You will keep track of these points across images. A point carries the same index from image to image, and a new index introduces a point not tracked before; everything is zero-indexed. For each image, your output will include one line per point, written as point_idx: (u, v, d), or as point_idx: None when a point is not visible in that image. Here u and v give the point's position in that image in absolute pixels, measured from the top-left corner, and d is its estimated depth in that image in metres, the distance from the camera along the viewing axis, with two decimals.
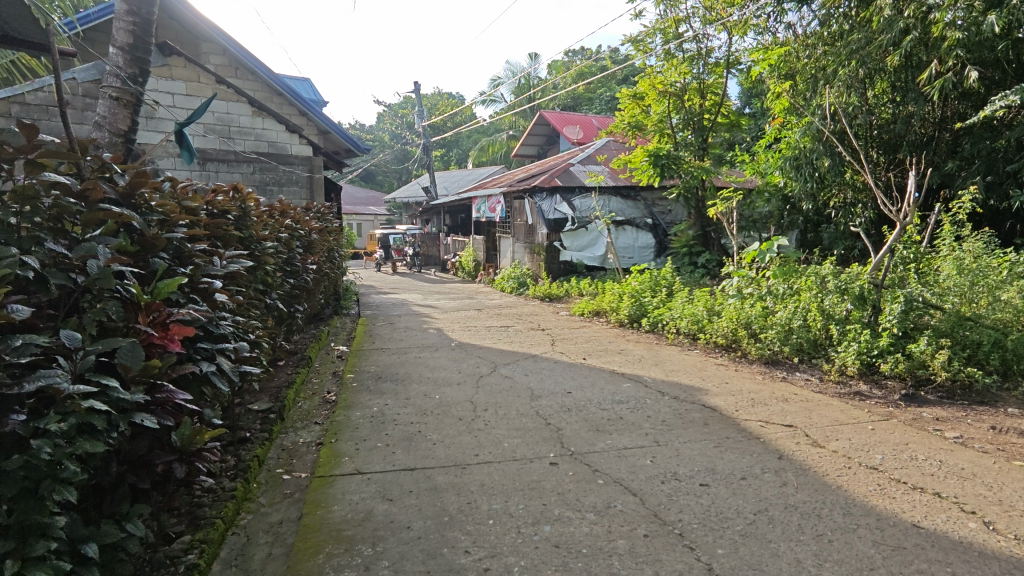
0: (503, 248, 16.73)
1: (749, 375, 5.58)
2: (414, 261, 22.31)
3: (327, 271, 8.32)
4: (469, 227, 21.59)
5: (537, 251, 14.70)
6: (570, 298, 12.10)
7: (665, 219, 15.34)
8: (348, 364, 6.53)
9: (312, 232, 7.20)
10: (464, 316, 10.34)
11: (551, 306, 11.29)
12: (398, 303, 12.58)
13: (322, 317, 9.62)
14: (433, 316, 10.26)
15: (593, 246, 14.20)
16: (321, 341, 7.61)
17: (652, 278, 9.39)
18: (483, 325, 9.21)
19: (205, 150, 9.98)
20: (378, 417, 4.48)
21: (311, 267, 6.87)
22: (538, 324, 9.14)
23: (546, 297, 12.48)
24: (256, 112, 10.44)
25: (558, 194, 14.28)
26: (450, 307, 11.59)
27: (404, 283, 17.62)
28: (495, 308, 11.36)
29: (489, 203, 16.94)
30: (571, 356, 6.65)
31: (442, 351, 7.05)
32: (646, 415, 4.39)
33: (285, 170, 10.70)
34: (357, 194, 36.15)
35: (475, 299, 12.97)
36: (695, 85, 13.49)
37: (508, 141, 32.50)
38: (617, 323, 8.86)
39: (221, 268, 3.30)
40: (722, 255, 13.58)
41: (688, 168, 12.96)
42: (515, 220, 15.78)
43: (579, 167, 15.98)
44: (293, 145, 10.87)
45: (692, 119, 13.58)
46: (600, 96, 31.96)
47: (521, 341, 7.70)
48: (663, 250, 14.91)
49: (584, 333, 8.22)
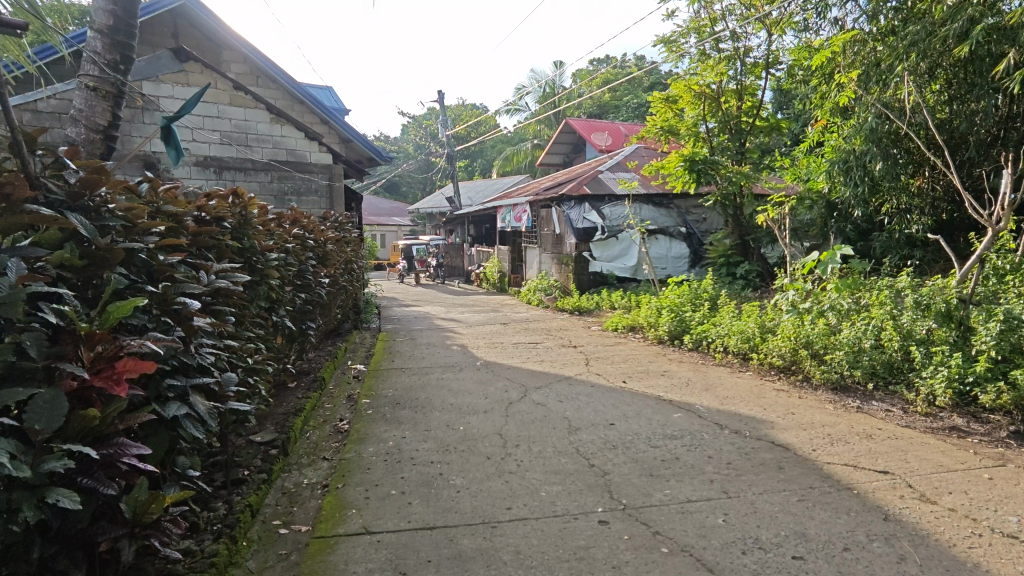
0: (528, 259, 16.14)
1: (816, 404, 4.87)
2: (438, 272, 21.84)
3: (346, 284, 7.83)
4: (494, 237, 21.10)
5: (565, 261, 14.07)
6: (601, 311, 11.43)
7: (700, 227, 14.61)
8: (364, 385, 5.99)
9: (327, 241, 6.70)
10: (490, 331, 9.75)
11: (582, 320, 10.65)
12: (419, 317, 12.05)
13: (341, 333, 9.13)
14: (458, 331, 9.70)
15: (624, 256, 13.44)
16: (337, 359, 7.08)
17: (692, 291, 8.71)
18: (510, 341, 8.61)
19: (222, 158, 9.56)
20: (394, 455, 3.90)
21: (325, 281, 6.35)
22: (570, 341, 8.51)
23: (576, 310, 11.85)
24: (274, 119, 10.06)
25: (587, 202, 13.69)
26: (475, 321, 11.01)
27: (428, 295, 17.13)
28: (522, 322, 10.76)
29: (515, 212, 16.41)
30: (609, 378, 6.01)
31: (467, 371, 6.46)
32: (706, 455, 3.73)
33: (305, 179, 10.27)
34: (381, 205, 36.00)
35: (501, 313, 12.38)
36: (732, 88, 12.84)
37: (533, 150, 32.05)
38: (655, 340, 8.17)
39: (204, 285, 2.81)
40: (763, 265, 12.79)
41: (726, 173, 12.23)
42: (542, 230, 15.18)
43: (607, 175, 15.37)
44: (312, 153, 10.50)
45: (728, 122, 12.89)
46: (626, 103, 31.37)
47: (552, 360, 7.08)
48: (698, 260, 14.19)
49: (620, 351, 7.56)
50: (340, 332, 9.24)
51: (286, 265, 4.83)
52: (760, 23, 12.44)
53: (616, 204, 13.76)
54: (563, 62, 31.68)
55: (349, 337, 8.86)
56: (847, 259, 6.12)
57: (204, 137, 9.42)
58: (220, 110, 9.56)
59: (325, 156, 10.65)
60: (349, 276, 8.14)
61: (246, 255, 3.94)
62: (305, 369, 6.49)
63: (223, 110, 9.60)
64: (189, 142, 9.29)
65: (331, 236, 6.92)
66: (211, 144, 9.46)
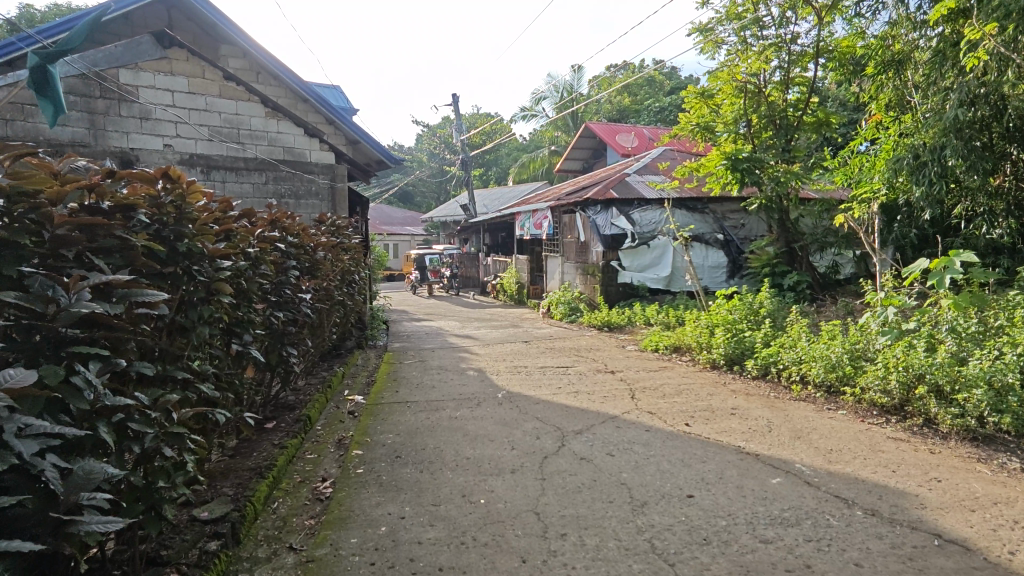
0: (549, 269, 14.92)
1: (963, 466, 3.62)
2: (452, 283, 20.67)
3: (343, 298, 6.66)
4: (511, 246, 19.93)
5: (591, 271, 12.82)
6: (634, 328, 10.19)
7: (738, 234, 13.35)
8: (358, 426, 4.80)
9: (316, 246, 5.54)
10: (510, 351, 8.54)
11: (615, 339, 9.42)
12: (431, 333, 10.87)
13: (342, 353, 7.98)
14: (474, 351, 8.51)
15: (655, 265, 12.34)
16: (331, 389, 5.91)
17: (747, 304, 7.48)
18: (534, 364, 7.39)
19: (210, 155, 8.40)
20: (391, 549, 2.71)
21: (312, 295, 5.20)
22: (605, 365, 7.26)
23: (604, 326, 10.62)
24: (269, 113, 9.02)
25: (615, 207, 12.44)
26: (493, 339, 9.81)
27: (441, 307, 15.96)
28: (547, 340, 9.55)
29: (535, 218, 15.24)
30: (665, 418, 4.77)
31: (486, 407, 5.25)
32: (851, 561, 2.51)
33: (305, 180, 9.23)
34: (393, 214, 35.05)
35: (522, 329, 11.16)
36: (773, 81, 11.68)
37: (550, 157, 30.96)
38: (707, 365, 6.89)
39: (54, 315, 1.75)
40: (813, 275, 11.48)
41: (773, 173, 10.95)
42: (565, 237, 13.96)
43: (635, 179, 14.20)
44: (312, 151, 9.45)
45: (773, 118, 11.65)
46: (647, 107, 30.20)
47: (588, 390, 5.86)
48: (737, 270, 12.97)
49: (669, 379, 6.29)
50: (339, 352, 8.09)
51: (247, 275, 3.63)
52: (808, 7, 11.17)
53: (647, 208, 12.53)
54: (581, 66, 30.62)
55: (350, 359, 7.70)
56: (968, 268, 4.83)
57: (190, 132, 8.31)
58: (208, 103, 8.47)
59: (327, 154, 9.60)
60: (347, 290, 7.00)
61: (172, 263, 2.75)
62: (288, 404, 5.31)
63: (212, 102, 8.50)
64: (173, 138, 8.18)
65: (324, 242, 5.76)
66: (198, 140, 8.35)
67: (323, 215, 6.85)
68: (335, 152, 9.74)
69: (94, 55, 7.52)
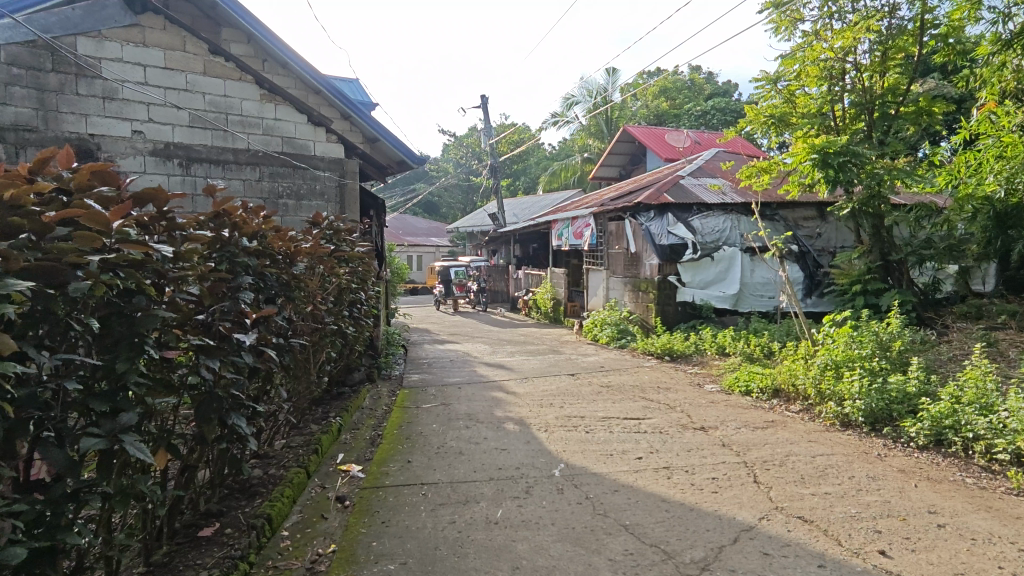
0: (590, 284, 13.12)
1: None
2: (479, 299, 18.96)
3: (341, 327, 4.92)
4: (544, 258, 18.19)
5: (641, 287, 11.00)
6: (704, 358, 8.37)
7: (815, 244, 11.43)
8: (344, 539, 3.07)
9: (287, 257, 3.81)
10: (556, 390, 6.77)
11: (685, 375, 7.55)
12: (457, 360, 9.17)
13: (345, 393, 6.28)
14: (510, 390, 6.75)
15: (720, 281, 10.54)
16: (317, 460, 4.18)
17: (875, 338, 5.64)
18: (592, 413, 5.56)
19: (190, 145, 6.92)
20: None
21: (284, 328, 3.51)
22: (689, 417, 5.41)
23: (667, 354, 8.79)
24: (265, 96, 7.49)
25: (671, 213, 10.77)
26: (533, 370, 8.07)
27: (467, 326, 14.23)
28: (599, 374, 7.74)
29: (574, 227, 13.49)
30: (837, 536, 2.95)
31: (540, 498, 3.49)
32: None
33: (308, 176, 7.69)
34: (418, 225, 33.67)
35: (564, 355, 9.39)
36: (868, 61, 9.67)
37: (582, 164, 29.25)
38: (834, 422, 4.98)
39: None
40: (918, 295, 9.51)
41: (874, 170, 8.99)
42: (610, 248, 12.12)
43: (692, 182, 12.40)
44: (317, 143, 7.89)
45: (867, 105, 9.75)
46: (687, 111, 28.37)
47: (683, 466, 4.03)
48: (816, 287, 11.03)
49: (794, 447, 4.41)
50: (338, 389, 6.38)
51: (114, 306, 2.04)
52: None
53: (709, 215, 10.83)
54: (616, 69, 28.94)
55: (355, 400, 5.96)
56: None
57: (165, 116, 6.82)
58: (189, 81, 6.98)
59: (335, 147, 8.01)
60: (349, 319, 5.35)
61: None
62: (248, 491, 3.59)
63: (194, 81, 7.00)
64: (144, 123, 6.70)
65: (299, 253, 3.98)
66: (175, 126, 6.87)
67: (328, 214, 5.29)
68: (343, 144, 8.15)
69: (43, 19, 6.12)
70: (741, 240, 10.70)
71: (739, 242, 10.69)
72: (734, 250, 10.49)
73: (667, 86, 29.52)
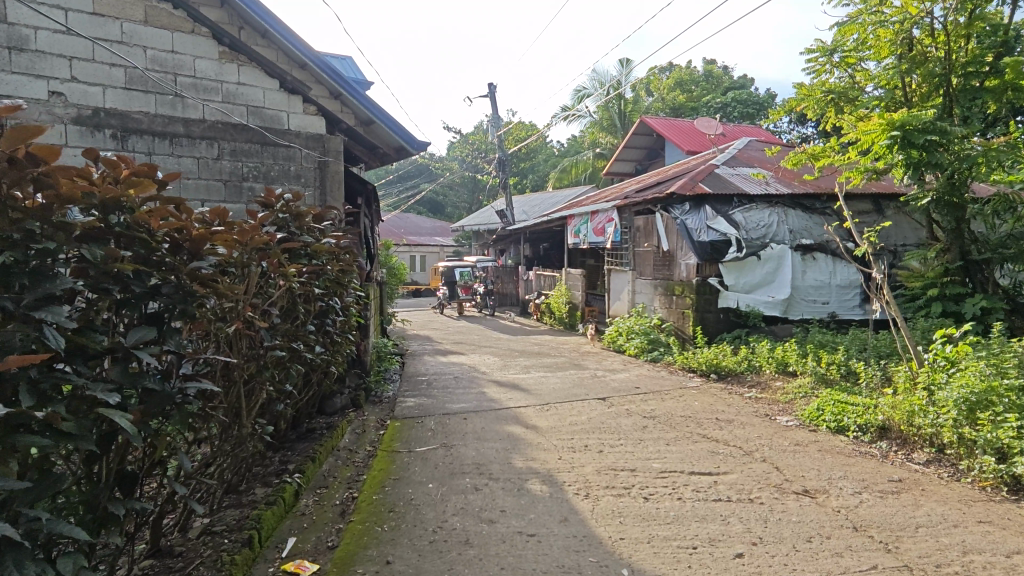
0: (612, 287, 11.63)
1: None
2: (486, 302, 17.51)
3: (299, 347, 3.49)
4: (557, 259, 16.72)
5: (674, 291, 9.52)
6: (761, 377, 6.92)
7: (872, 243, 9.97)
8: None
9: (184, 247, 2.30)
10: (587, 422, 5.34)
11: (745, 402, 6.08)
12: (463, 377, 7.74)
13: (318, 429, 4.83)
14: (530, 423, 5.30)
15: (767, 284, 9.08)
16: (249, 558, 2.73)
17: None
18: (645, 463, 4.13)
19: (127, 113, 5.53)
20: None
21: (157, 368, 2.06)
22: (779, 471, 3.97)
23: (716, 372, 7.32)
24: (225, 55, 6.10)
25: (709, 206, 9.33)
26: (554, 393, 6.64)
27: (472, 333, 12.75)
28: (636, 400, 6.27)
29: (593, 223, 11.99)
30: None
31: None
32: None
33: (280, 155, 6.27)
34: (422, 224, 32.25)
35: (588, 372, 7.93)
36: (944, 23, 8.15)
37: (594, 160, 27.79)
38: (995, 484, 3.64)
39: None
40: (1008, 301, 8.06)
41: (959, 149, 7.37)
42: (636, 246, 10.67)
43: (730, 173, 10.98)
44: (291, 115, 6.48)
45: (946, 76, 8.28)
46: (706, 104, 26.93)
47: None
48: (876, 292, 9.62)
49: (966, 537, 2.95)
50: (308, 422, 4.95)
51: None
52: None
53: (751, 207, 9.52)
54: (630, 60, 27.50)
55: (328, 440, 4.52)
56: None
57: (92, 74, 5.43)
58: (125, 31, 5.60)
59: (313, 120, 6.61)
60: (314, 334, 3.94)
61: None
62: None
63: (132, 32, 5.62)
64: (65, 83, 5.33)
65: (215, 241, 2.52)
66: (106, 87, 5.49)
67: (291, 191, 3.88)
68: (324, 117, 6.76)
69: None
70: (790, 236, 9.34)
71: (789, 238, 9.31)
72: (783, 248, 9.11)
73: (684, 80, 28.07)
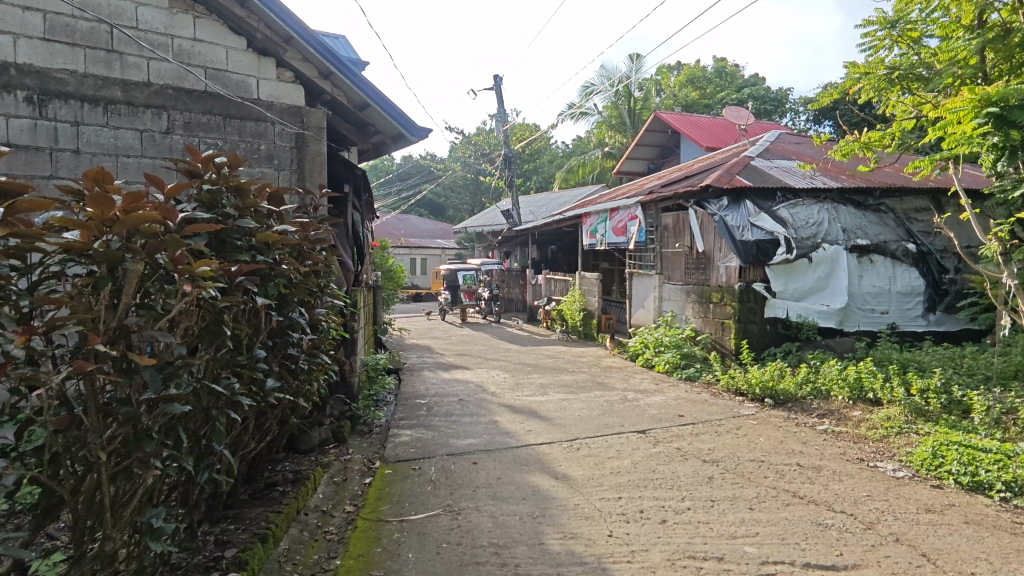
0: (633, 293, 10.41)
1: None
2: (490, 308, 16.28)
3: (230, 385, 2.28)
4: (568, 263, 15.51)
5: (710, 298, 8.30)
6: (830, 404, 5.71)
7: (933, 243, 8.77)
8: None
9: None
10: (632, 470, 4.12)
11: (823, 439, 4.84)
12: (469, 399, 6.52)
13: (279, 484, 3.59)
14: (560, 471, 4.08)
15: (819, 291, 7.89)
16: None
17: None
18: (735, 547, 2.91)
19: (48, 70, 4.36)
20: None
21: None
22: (931, 564, 2.76)
23: (772, 397, 6.10)
24: (177, 4, 4.92)
25: (749, 201, 8.19)
26: (581, 424, 5.41)
27: (478, 343, 11.54)
28: (685, 435, 5.04)
29: (612, 222, 10.76)
30: None
31: None
32: None
33: (248, 130, 5.12)
34: (423, 226, 31.08)
35: (616, 394, 6.71)
36: None
37: (602, 160, 26.61)
38: None
39: None
40: None
41: None
42: (664, 247, 9.47)
43: (769, 166, 9.79)
44: (261, 82, 5.29)
45: None
46: (720, 101, 25.74)
47: None
48: (939, 300, 8.45)
49: None
50: (266, 473, 3.71)
51: None
52: None
53: (796, 203, 8.35)
54: (640, 56, 26.35)
55: (291, 503, 3.28)
56: None
57: None
58: None
59: (290, 89, 5.42)
60: (261, 363, 2.72)
61: None
62: None
63: None
64: None
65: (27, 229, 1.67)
66: (18, 37, 4.30)
67: (229, 155, 2.64)
68: (303, 87, 5.56)
69: None
70: (844, 235, 8.13)
71: (843, 238, 8.11)
72: (837, 249, 7.90)
73: (695, 76, 26.93)
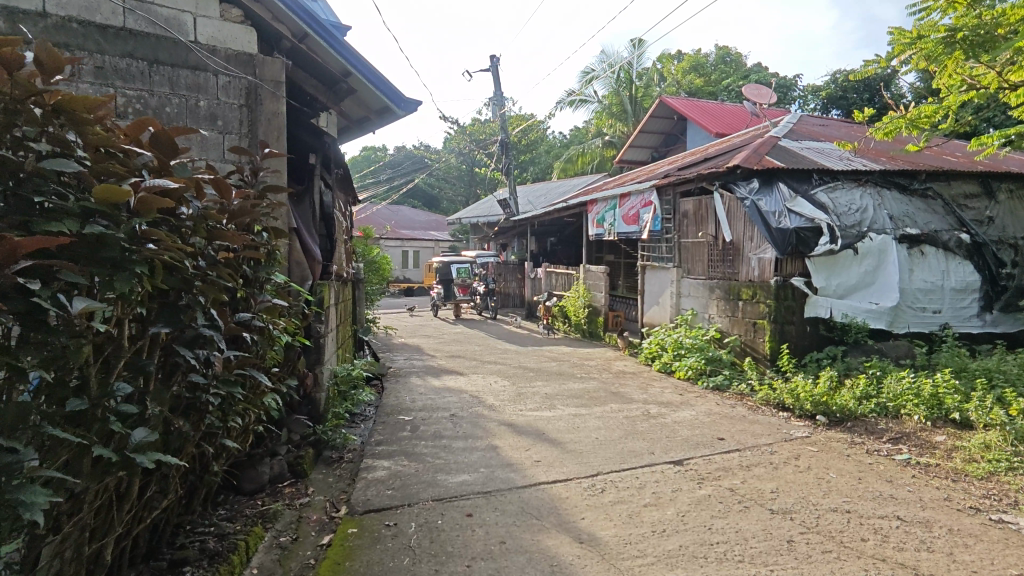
0: (646, 289, 9.36)
1: None
2: (485, 303, 15.21)
3: (18, 468, 1.31)
4: (570, 255, 14.43)
5: (738, 295, 7.26)
6: (901, 426, 4.67)
7: (987, 233, 7.76)
8: None
9: None
10: (679, 527, 3.07)
11: (912, 476, 3.81)
12: (462, 415, 5.46)
13: (190, 564, 2.52)
14: (585, 531, 3.03)
15: (865, 286, 6.86)
16: None
17: None
18: None
19: None
20: None
21: None
22: None
23: (826, 415, 5.04)
24: None
25: (783, 183, 7.14)
26: (600, 451, 4.36)
27: (472, 342, 10.47)
28: (735, 469, 3.99)
29: (621, 209, 9.68)
30: None
31: None
32: None
33: (182, 82, 4.00)
34: (415, 217, 29.95)
35: (636, 408, 5.67)
36: None
37: (602, 149, 25.51)
38: None
39: None
40: None
41: None
42: (683, 237, 8.41)
43: (799, 147, 8.72)
44: (198, 19, 4.16)
45: None
46: (726, 88, 24.61)
47: None
48: (996, 298, 7.45)
49: None
50: (176, 542, 2.65)
51: None
52: None
53: (836, 185, 7.29)
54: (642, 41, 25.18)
55: None
56: None
57: None
58: None
59: (237, 31, 4.30)
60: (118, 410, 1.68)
61: None
62: None
63: None
64: None
65: None
66: None
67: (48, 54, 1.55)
68: (254, 26, 4.45)
69: None
70: (891, 224, 7.08)
71: (890, 226, 7.05)
72: (886, 238, 6.85)
73: (699, 62, 25.79)
